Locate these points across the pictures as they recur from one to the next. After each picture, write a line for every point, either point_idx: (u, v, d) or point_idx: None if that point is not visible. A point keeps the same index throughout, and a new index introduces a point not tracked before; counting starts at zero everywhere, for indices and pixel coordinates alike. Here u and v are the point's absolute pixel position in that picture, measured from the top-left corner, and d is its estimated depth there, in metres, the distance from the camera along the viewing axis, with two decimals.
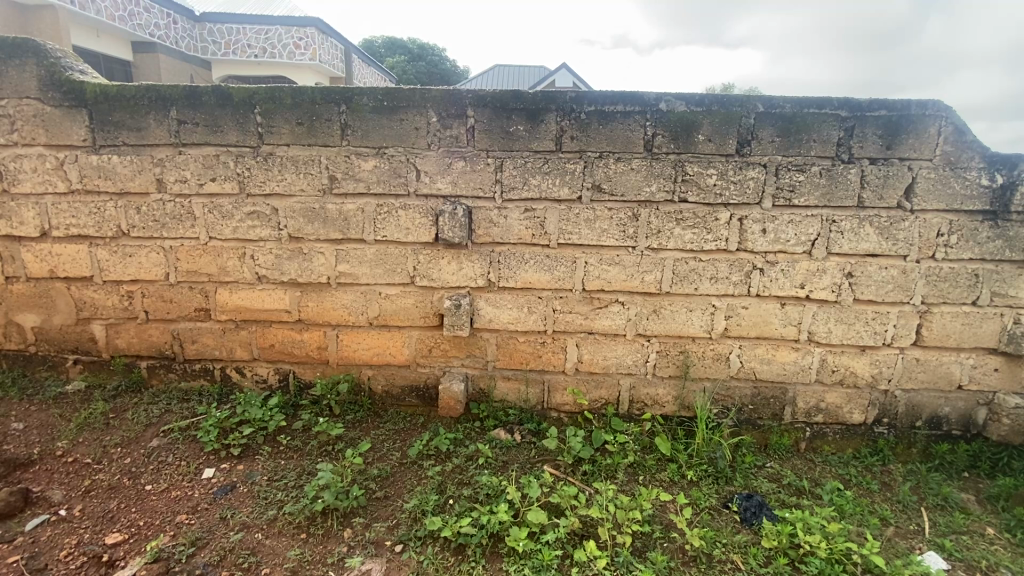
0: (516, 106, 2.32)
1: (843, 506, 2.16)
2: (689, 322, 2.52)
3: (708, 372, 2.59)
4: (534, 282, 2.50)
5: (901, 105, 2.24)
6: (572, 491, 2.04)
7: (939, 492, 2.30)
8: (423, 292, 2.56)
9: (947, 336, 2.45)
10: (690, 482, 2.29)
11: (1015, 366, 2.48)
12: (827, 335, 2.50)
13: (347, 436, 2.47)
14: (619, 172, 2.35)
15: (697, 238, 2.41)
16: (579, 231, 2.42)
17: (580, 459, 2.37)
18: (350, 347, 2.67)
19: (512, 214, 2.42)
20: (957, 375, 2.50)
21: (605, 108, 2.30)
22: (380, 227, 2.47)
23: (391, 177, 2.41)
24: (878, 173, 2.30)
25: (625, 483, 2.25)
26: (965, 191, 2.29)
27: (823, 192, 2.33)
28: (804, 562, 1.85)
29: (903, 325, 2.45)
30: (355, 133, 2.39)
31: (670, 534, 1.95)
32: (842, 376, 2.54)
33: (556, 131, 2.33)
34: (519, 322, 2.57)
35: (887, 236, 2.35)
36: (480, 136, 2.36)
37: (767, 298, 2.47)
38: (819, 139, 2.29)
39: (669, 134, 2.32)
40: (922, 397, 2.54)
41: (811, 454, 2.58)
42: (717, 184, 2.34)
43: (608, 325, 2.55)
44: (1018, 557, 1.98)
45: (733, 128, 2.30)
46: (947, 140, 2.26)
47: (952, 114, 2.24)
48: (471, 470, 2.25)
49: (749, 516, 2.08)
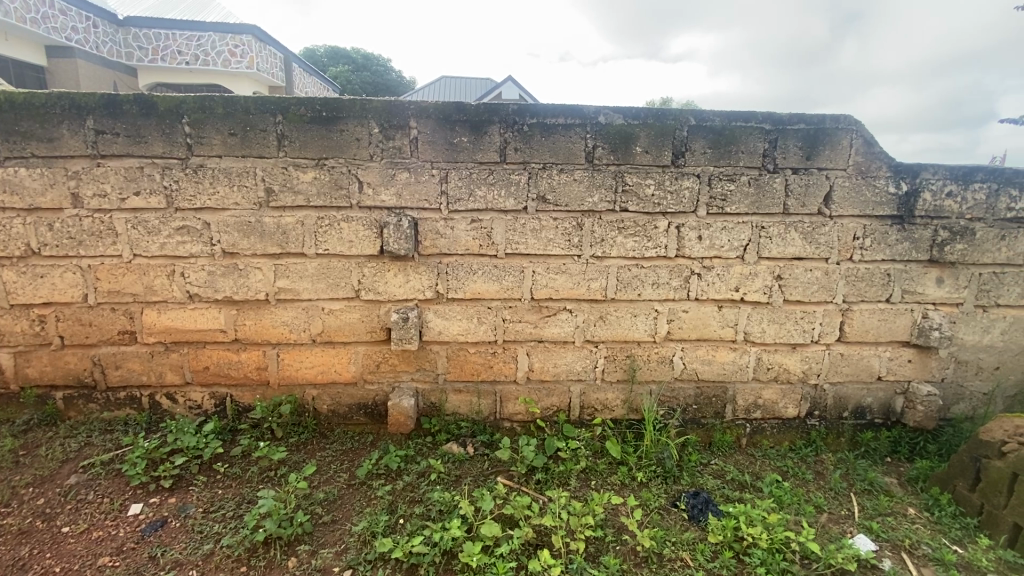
0: (460, 118, 2.32)
1: (782, 497, 2.27)
2: (634, 327, 2.59)
3: (653, 374, 2.66)
4: (482, 292, 2.49)
5: (817, 119, 2.43)
6: (525, 501, 2.03)
7: (866, 478, 2.48)
8: (368, 306, 2.50)
9: (867, 332, 2.65)
10: (641, 484, 2.35)
11: (925, 357, 2.71)
12: (761, 335, 2.64)
13: (291, 460, 2.36)
14: (563, 182, 2.40)
15: (638, 245, 2.49)
16: (526, 241, 2.45)
17: (533, 467, 2.38)
18: (291, 366, 2.56)
19: (458, 225, 2.41)
20: (877, 367, 2.71)
21: (547, 120, 2.34)
22: (322, 240, 2.40)
23: (331, 189, 2.35)
24: (800, 182, 2.46)
25: (578, 489, 2.27)
26: (876, 198, 2.50)
27: (752, 201, 2.47)
28: (747, 553, 1.92)
29: (828, 323, 2.63)
30: (292, 143, 2.31)
31: (622, 537, 1.97)
32: (776, 373, 2.69)
33: (499, 142, 2.35)
34: (469, 333, 2.55)
35: (810, 240, 2.52)
36: (424, 147, 2.34)
37: (706, 301, 2.58)
38: (746, 150, 2.43)
39: (609, 147, 2.39)
40: (848, 389, 2.73)
41: (751, 449, 2.70)
42: (655, 193, 2.43)
43: (558, 333, 2.58)
44: (936, 533, 2.15)
45: (668, 140, 2.40)
46: (858, 151, 2.46)
47: (862, 127, 2.44)
48: (423, 487, 2.20)
49: (696, 513, 2.14)
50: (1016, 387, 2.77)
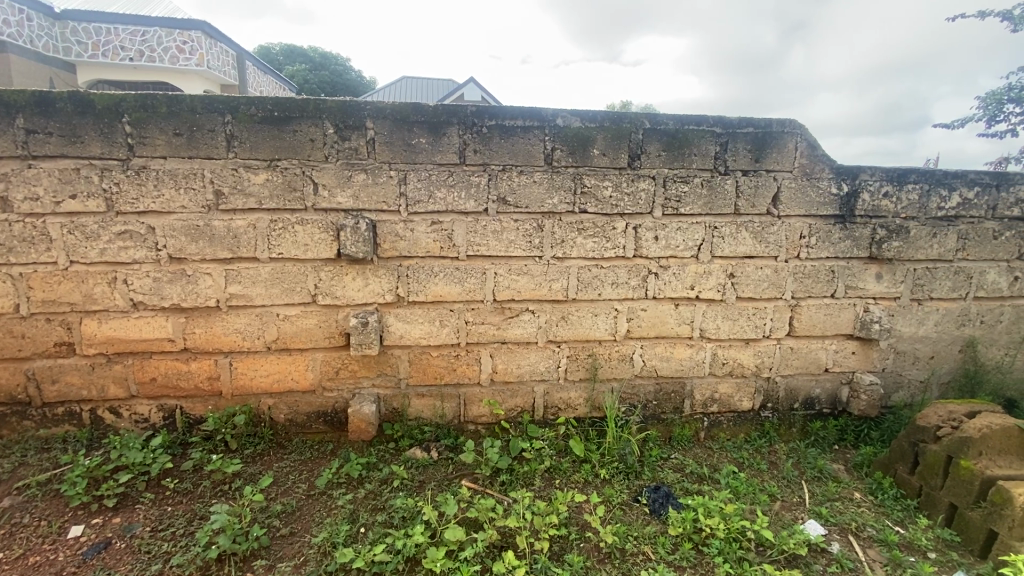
0: (417, 119, 2.30)
1: (738, 488, 2.35)
2: (595, 326, 2.63)
3: (614, 372, 2.71)
4: (444, 295, 2.47)
5: (765, 123, 2.53)
6: (489, 503, 2.02)
7: (816, 465, 2.60)
8: (326, 311, 2.44)
9: (814, 326, 2.78)
10: (604, 480, 2.38)
11: (868, 349, 2.86)
12: (716, 331, 2.72)
13: (247, 472, 2.28)
14: (523, 184, 2.41)
15: (598, 246, 2.53)
16: (487, 243, 2.44)
17: (497, 469, 2.38)
18: (245, 374, 2.47)
19: (418, 227, 2.38)
20: (824, 359, 2.84)
21: (505, 122, 2.35)
22: (276, 244, 2.32)
23: (285, 191, 2.28)
24: (750, 184, 2.56)
25: (542, 489, 2.28)
26: (819, 199, 2.62)
27: (705, 202, 2.55)
28: (706, 544, 1.98)
29: (778, 318, 2.74)
30: (242, 144, 2.23)
31: (586, 534, 1.99)
32: (731, 367, 2.78)
33: (458, 144, 2.34)
34: (431, 336, 2.52)
35: (760, 239, 2.63)
36: (381, 148, 2.30)
37: (663, 300, 2.65)
38: (699, 153, 2.51)
39: (567, 149, 2.42)
40: (798, 381, 2.85)
41: (709, 442, 2.79)
42: (613, 195, 2.48)
43: (520, 334, 2.59)
44: (880, 516, 2.28)
45: (624, 143, 2.45)
46: (803, 154, 2.58)
47: (805, 131, 2.55)
48: (385, 494, 2.16)
49: (657, 507, 2.19)
50: (949, 374, 2.96)
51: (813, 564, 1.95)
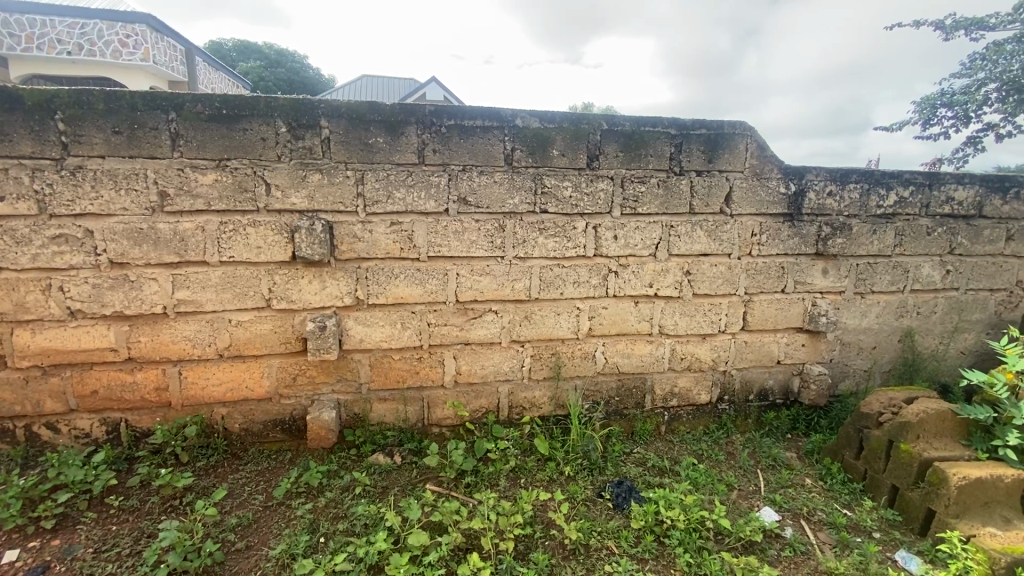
0: (374, 118, 2.26)
1: (697, 479, 2.42)
2: (558, 325, 2.65)
3: (578, 370, 2.74)
4: (405, 297, 2.44)
5: (717, 124, 2.61)
6: (453, 506, 2.00)
7: (770, 455, 2.70)
8: (281, 315, 2.37)
9: (766, 320, 2.89)
10: (568, 477, 2.41)
11: (816, 341, 3.00)
12: (674, 327, 2.79)
13: (199, 485, 2.18)
14: (483, 184, 2.40)
15: (559, 246, 2.55)
16: (448, 243, 2.42)
17: (462, 471, 2.36)
18: (196, 384, 2.37)
19: (377, 228, 2.34)
20: (776, 352, 2.96)
21: (464, 122, 2.34)
22: (226, 247, 2.23)
23: (235, 192, 2.20)
24: (703, 184, 2.64)
25: (507, 489, 2.28)
26: (769, 198, 2.73)
27: (661, 202, 2.61)
28: (667, 535, 2.03)
29: (732, 313, 2.84)
30: (188, 144, 2.14)
31: (551, 532, 2.01)
32: (689, 362, 2.86)
33: (416, 143, 2.31)
34: (392, 339, 2.48)
35: (715, 238, 2.71)
36: (337, 148, 2.25)
37: (623, 298, 2.69)
38: (655, 154, 2.56)
39: (527, 149, 2.43)
40: (752, 374, 2.96)
41: (670, 436, 2.86)
42: (572, 195, 2.51)
43: (483, 334, 2.58)
44: (829, 500, 2.39)
45: (583, 143, 2.48)
46: (753, 155, 2.67)
47: (755, 133, 2.65)
48: (347, 502, 2.11)
49: (620, 501, 2.23)
50: (890, 363, 3.13)
51: (768, 549, 2.03)
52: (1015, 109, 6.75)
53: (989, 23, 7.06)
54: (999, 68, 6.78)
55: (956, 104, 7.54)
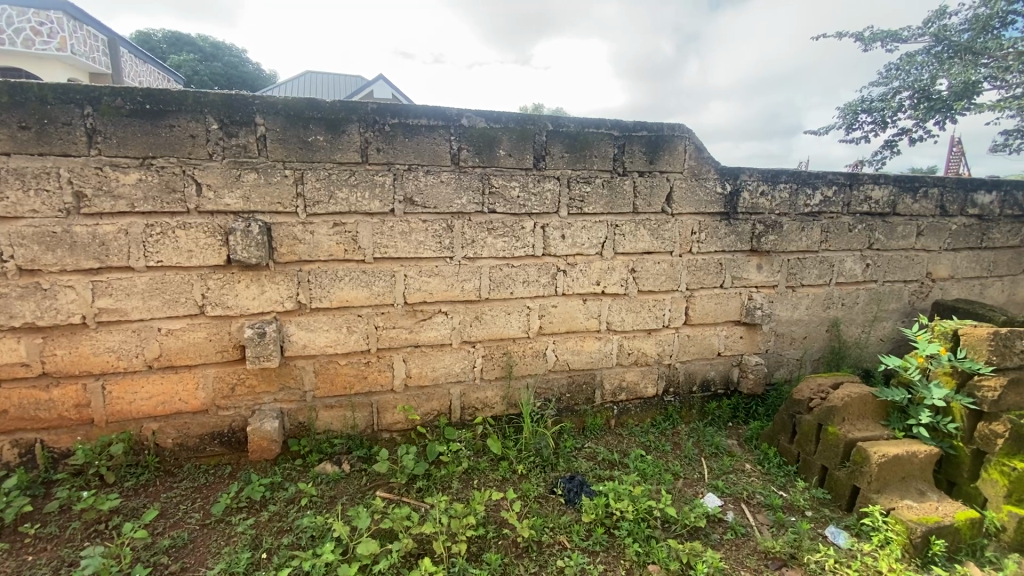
0: (313, 115, 2.18)
1: (646, 470, 2.50)
2: (508, 325, 2.66)
3: (529, 369, 2.76)
4: (350, 300, 2.37)
5: (657, 127, 2.70)
6: (404, 512, 1.96)
7: (713, 443, 2.82)
8: (217, 322, 2.24)
9: (707, 314, 3.02)
10: (521, 476, 2.42)
11: (753, 333, 3.16)
12: (621, 323, 2.87)
13: (128, 507, 2.03)
14: (429, 184, 2.37)
15: (508, 246, 2.55)
16: (394, 244, 2.37)
17: (414, 476, 2.32)
18: (123, 399, 2.21)
19: (319, 229, 2.26)
20: (716, 345, 3.09)
21: (408, 121, 2.30)
22: (153, 251, 2.09)
23: (162, 192, 2.06)
24: (646, 184, 2.72)
25: (460, 491, 2.27)
26: (706, 198, 2.85)
27: (606, 201, 2.68)
28: (617, 527, 2.08)
29: (675, 308, 2.95)
30: (108, 141, 1.99)
31: (504, 531, 2.01)
32: (637, 357, 2.95)
33: (359, 142, 2.25)
34: (338, 344, 2.40)
35: (657, 236, 2.81)
36: (274, 146, 2.16)
37: (572, 296, 2.74)
38: (599, 155, 2.62)
39: (473, 149, 2.42)
40: (695, 366, 3.08)
41: (619, 429, 2.94)
42: (520, 195, 2.52)
43: (433, 336, 2.54)
44: (767, 483, 2.53)
45: (529, 144, 2.50)
46: (691, 156, 2.78)
47: (693, 135, 2.76)
48: (292, 515, 2.03)
49: (572, 496, 2.26)
50: (819, 352, 3.35)
51: (712, 534, 2.12)
52: (925, 116, 7.38)
53: (902, 36, 7.67)
54: (912, 78, 7.39)
55: (875, 110, 8.15)
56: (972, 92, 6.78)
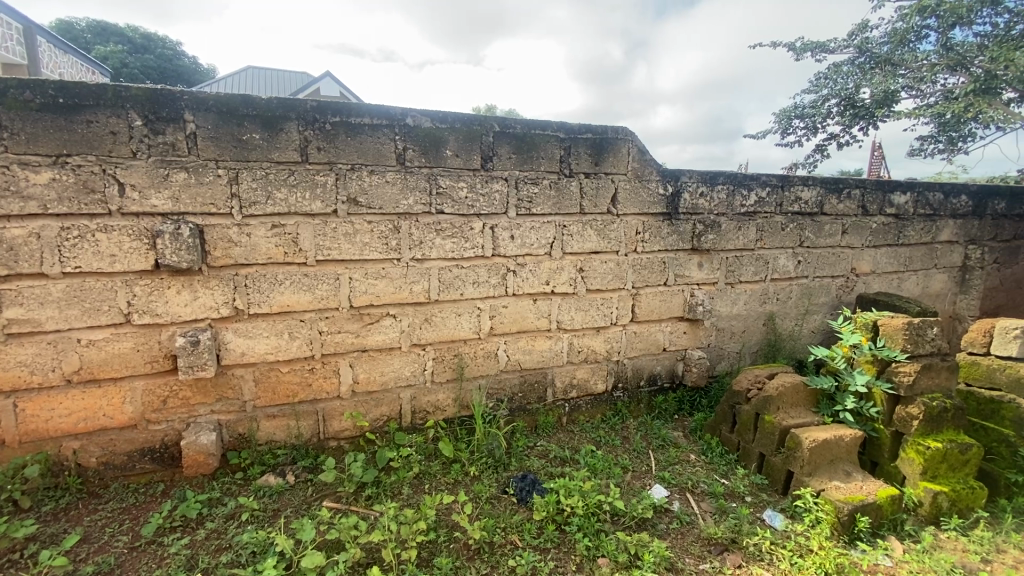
0: (248, 112, 2.09)
1: (596, 465, 2.55)
2: (458, 326, 2.64)
3: (481, 369, 2.75)
4: (292, 304, 2.28)
5: (601, 129, 2.76)
6: (351, 521, 1.91)
7: (660, 436, 2.92)
8: (144, 331, 2.11)
9: (652, 311, 3.11)
10: (473, 477, 2.41)
11: (696, 328, 3.29)
12: (571, 322, 2.91)
13: (45, 533, 1.87)
14: (374, 184, 2.32)
15: (457, 246, 2.54)
16: (338, 246, 2.31)
17: (363, 484, 2.27)
18: (38, 417, 2.04)
19: (256, 231, 2.17)
20: (662, 340, 3.20)
21: (351, 119, 2.24)
22: (70, 256, 1.94)
23: (79, 193, 1.92)
24: (592, 185, 2.78)
25: (410, 496, 2.23)
26: (650, 199, 2.95)
27: (554, 202, 2.71)
28: (568, 523, 2.11)
29: (623, 306, 3.02)
30: (15, 137, 1.83)
31: (455, 535, 1.99)
32: (586, 354, 3.00)
33: (298, 141, 2.18)
34: (280, 351, 2.31)
35: (604, 236, 2.87)
36: (205, 144, 2.05)
37: (522, 296, 2.76)
38: (546, 156, 2.65)
39: (419, 149, 2.39)
40: (642, 362, 3.17)
41: (571, 426, 2.98)
42: (468, 196, 2.51)
43: (381, 339, 2.49)
44: (710, 472, 2.64)
45: (476, 145, 2.50)
46: (634, 158, 2.87)
47: (636, 137, 2.84)
48: (231, 531, 1.94)
49: (523, 495, 2.27)
50: (756, 345, 3.53)
51: (658, 524, 2.18)
52: (850, 122, 7.93)
53: (829, 47, 8.20)
54: (838, 86, 7.91)
55: (807, 116, 8.68)
56: (891, 101, 7.35)
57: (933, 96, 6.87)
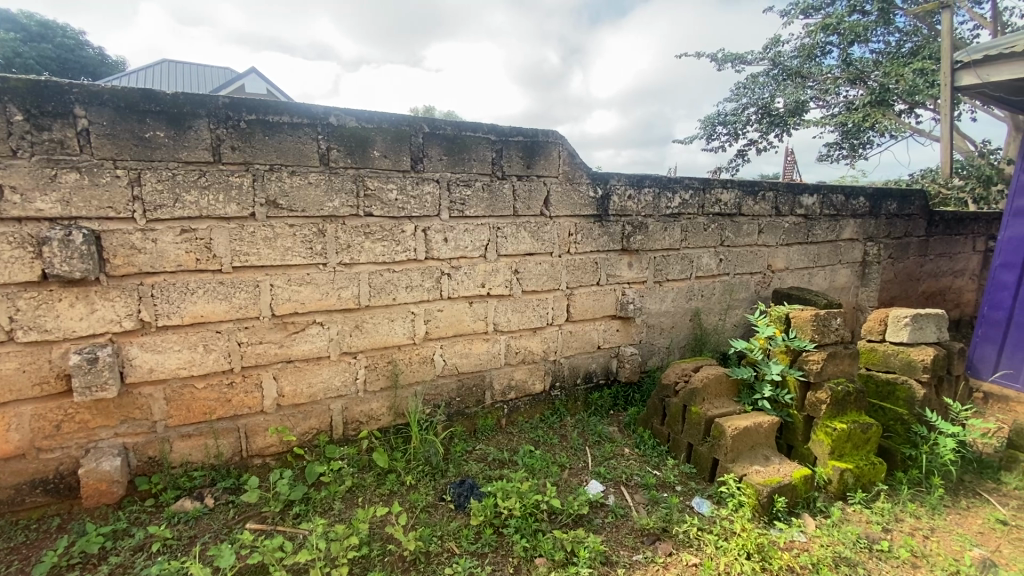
0: (151, 108, 1.93)
1: (534, 465, 2.57)
2: (392, 332, 2.57)
3: (416, 376, 2.69)
4: (206, 315, 2.13)
5: (532, 132, 2.79)
6: (276, 542, 1.81)
7: (596, 432, 2.99)
8: (31, 350, 1.89)
9: (586, 311, 3.19)
10: (410, 486, 2.36)
11: (628, 326, 3.39)
12: (507, 323, 2.92)
13: None
14: (296, 186, 2.21)
15: (387, 250, 2.47)
16: (257, 251, 2.18)
17: (290, 502, 2.16)
18: None
19: (163, 237, 2.00)
20: (596, 338, 3.28)
21: (268, 117, 2.13)
22: None
23: None
24: (524, 188, 2.81)
25: (342, 511, 2.15)
26: (581, 201, 3.01)
27: (487, 204, 2.71)
28: (505, 526, 2.11)
29: (557, 306, 3.07)
30: None
31: (389, 547, 1.93)
32: (524, 355, 3.02)
33: (209, 139, 2.04)
34: (193, 365, 2.15)
35: (537, 237, 2.90)
36: (101, 142, 1.88)
37: (457, 299, 2.73)
38: (477, 158, 2.65)
39: (344, 149, 2.31)
40: (578, 360, 3.23)
41: (510, 427, 2.99)
42: (398, 198, 2.45)
43: (308, 349, 2.38)
44: (643, 464, 2.73)
45: (405, 146, 2.45)
46: (565, 161, 2.92)
47: (566, 141, 2.90)
48: (140, 564, 1.78)
49: (461, 501, 2.25)
50: (684, 340, 3.70)
51: (594, 519, 2.23)
52: (767, 129, 8.51)
53: (747, 59, 8.78)
54: (755, 95, 8.47)
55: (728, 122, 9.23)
56: (801, 111, 7.98)
57: (837, 106, 7.56)
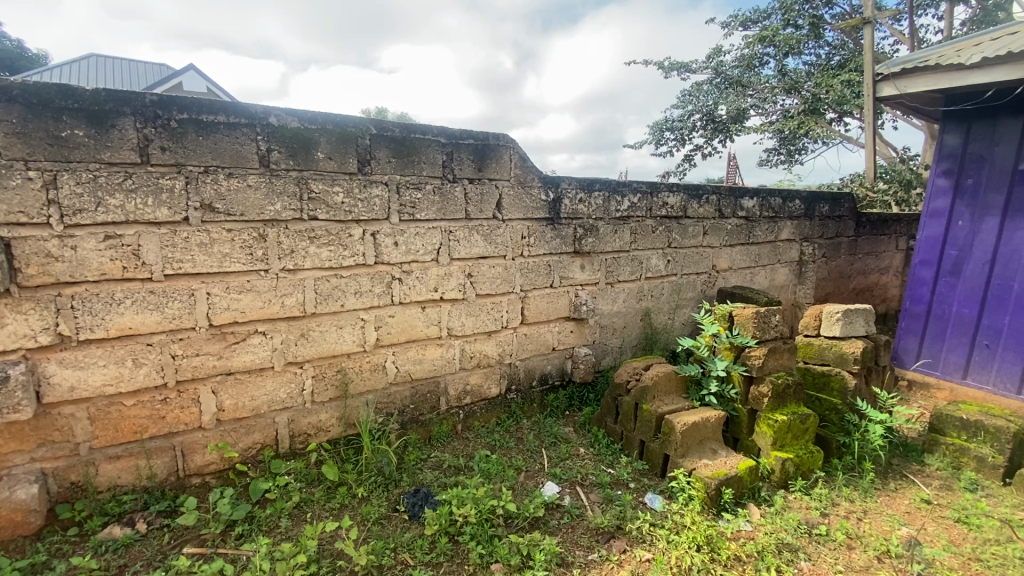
0: (68, 104, 1.79)
1: (489, 470, 2.55)
2: (341, 340, 2.49)
3: (368, 384, 2.62)
4: (135, 327, 1.99)
5: (483, 136, 2.78)
6: (215, 566, 1.71)
7: (552, 433, 3.01)
8: None
9: (540, 313, 3.21)
10: (362, 499, 2.29)
11: (582, 327, 3.44)
12: (462, 328, 2.89)
13: None
14: (234, 189, 2.11)
15: (334, 255, 2.40)
16: (191, 258, 2.06)
17: (232, 522, 2.05)
18: None
19: (84, 244, 1.86)
20: (551, 340, 3.30)
21: (202, 117, 2.02)
22: None
23: None
24: (476, 191, 2.79)
25: (289, 529, 2.06)
26: (532, 204, 3.03)
27: (438, 207, 2.68)
28: (461, 533, 2.08)
29: (511, 309, 3.07)
30: None
31: (339, 564, 1.87)
32: (479, 359, 3.00)
33: (136, 139, 1.91)
34: (121, 380, 2.00)
35: (490, 241, 2.89)
36: (9, 141, 1.72)
37: (409, 304, 2.68)
38: (427, 161, 2.61)
39: (286, 151, 2.22)
40: (533, 362, 3.24)
41: (466, 433, 2.96)
42: (344, 201, 2.38)
43: (250, 360, 2.27)
44: (598, 463, 2.77)
45: (351, 148, 2.38)
46: (516, 165, 2.92)
47: (516, 145, 2.90)
48: None
49: (416, 510, 2.20)
50: (635, 339, 3.78)
51: (550, 520, 2.25)
52: (711, 135, 8.87)
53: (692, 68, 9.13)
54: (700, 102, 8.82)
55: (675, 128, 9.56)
56: (742, 118, 8.37)
57: (774, 114, 7.98)
